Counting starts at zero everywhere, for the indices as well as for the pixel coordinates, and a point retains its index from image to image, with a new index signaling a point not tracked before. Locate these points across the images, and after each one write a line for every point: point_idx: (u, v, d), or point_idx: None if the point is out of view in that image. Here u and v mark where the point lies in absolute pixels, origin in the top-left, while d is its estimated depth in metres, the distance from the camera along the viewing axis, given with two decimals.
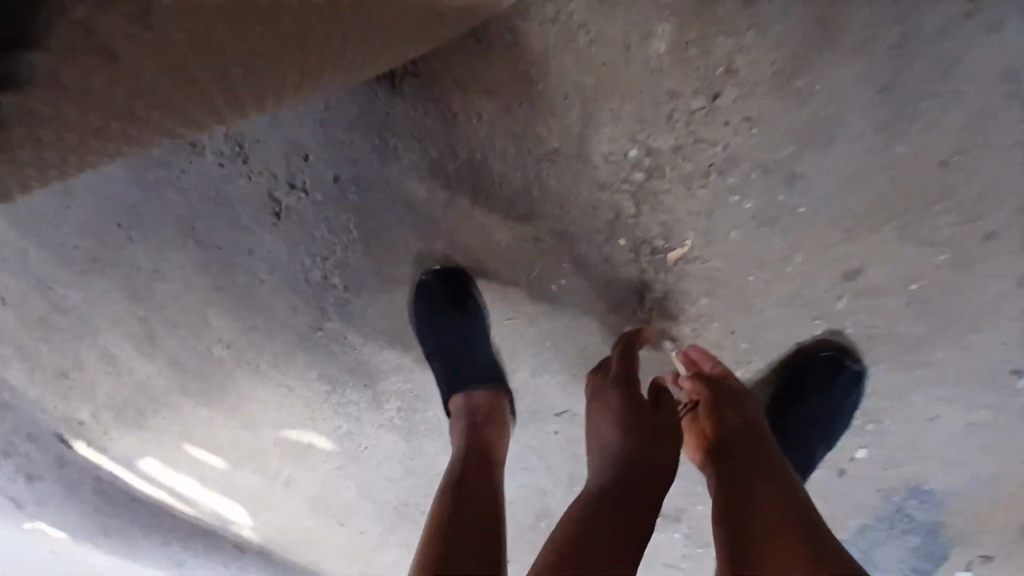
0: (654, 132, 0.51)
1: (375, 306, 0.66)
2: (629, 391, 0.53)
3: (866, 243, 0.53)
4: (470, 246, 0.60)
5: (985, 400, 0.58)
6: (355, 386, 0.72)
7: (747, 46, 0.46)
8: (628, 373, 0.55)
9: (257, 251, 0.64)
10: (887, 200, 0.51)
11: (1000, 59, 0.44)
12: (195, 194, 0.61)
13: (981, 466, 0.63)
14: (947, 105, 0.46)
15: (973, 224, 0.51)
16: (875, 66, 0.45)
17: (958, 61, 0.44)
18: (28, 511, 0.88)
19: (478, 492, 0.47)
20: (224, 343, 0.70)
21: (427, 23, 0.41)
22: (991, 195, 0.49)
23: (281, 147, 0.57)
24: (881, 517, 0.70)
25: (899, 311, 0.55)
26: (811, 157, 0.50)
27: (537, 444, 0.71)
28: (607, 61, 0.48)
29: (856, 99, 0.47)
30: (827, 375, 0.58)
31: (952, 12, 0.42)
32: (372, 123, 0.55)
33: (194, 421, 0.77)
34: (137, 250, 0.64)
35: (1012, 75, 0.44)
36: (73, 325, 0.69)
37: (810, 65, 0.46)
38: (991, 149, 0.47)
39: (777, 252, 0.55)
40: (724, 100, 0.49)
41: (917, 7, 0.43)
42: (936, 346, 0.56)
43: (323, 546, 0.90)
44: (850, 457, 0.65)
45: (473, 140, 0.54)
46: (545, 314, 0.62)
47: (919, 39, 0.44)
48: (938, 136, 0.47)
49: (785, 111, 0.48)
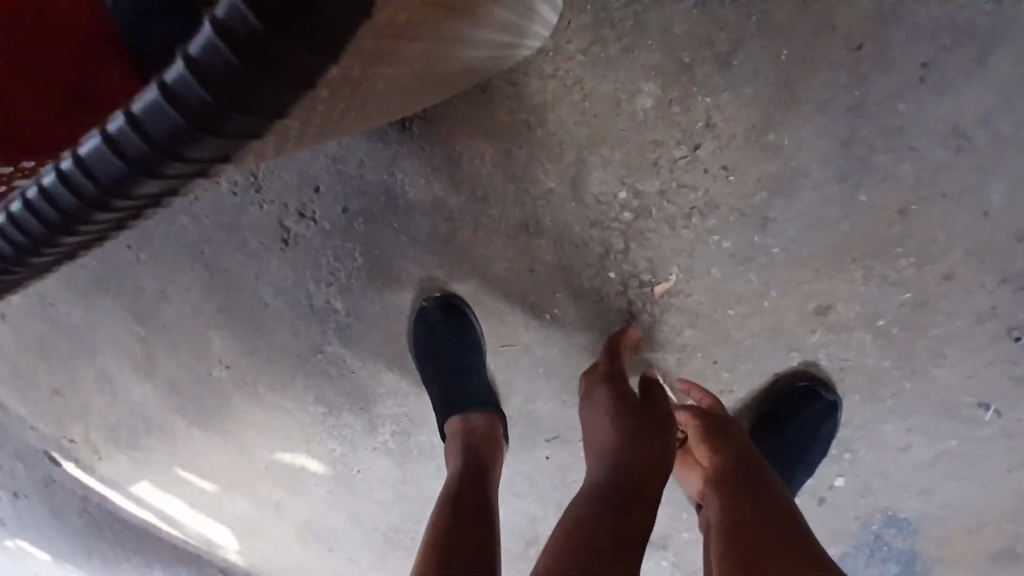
0: (641, 177, 0.58)
1: (374, 333, 0.70)
2: (616, 386, 0.57)
3: (836, 281, 0.61)
4: (466, 274, 0.65)
5: (949, 430, 0.66)
6: (352, 410, 0.76)
7: (724, 105, 0.55)
8: (615, 372, 0.59)
9: (264, 275, 0.69)
10: (851, 242, 0.59)
11: (945, 117, 0.53)
12: (207, 220, 0.67)
13: (949, 497, 0.70)
14: (899, 151, 0.55)
15: (930, 267, 0.59)
16: (839, 97, 0.53)
17: (906, 97, 0.53)
18: (10, 529, 0.94)
19: (471, 523, 0.51)
20: (226, 365, 0.77)
21: (427, 85, 0.47)
22: (937, 244, 0.58)
23: (294, 179, 0.63)
24: (860, 543, 0.75)
25: (868, 345, 0.63)
26: (781, 202, 0.58)
27: (528, 470, 0.76)
28: (600, 114, 0.56)
29: (817, 143, 0.55)
30: (805, 404, 0.64)
31: (897, 56, 0.52)
32: (382, 160, 0.60)
33: (200, 437, 0.86)
34: (158, 265, 0.72)
35: (953, 137, 0.54)
36: (112, 325, 0.79)
37: (780, 122, 0.55)
38: (941, 204, 0.57)
39: (755, 286, 0.62)
40: (704, 150, 0.57)
41: (866, 55, 0.52)
42: (898, 376, 0.64)
43: None
44: (828, 485, 0.72)
45: (474, 179, 0.60)
46: (539, 342, 0.67)
47: (875, 78, 0.53)
48: (897, 181, 0.56)
49: (757, 158, 0.56)
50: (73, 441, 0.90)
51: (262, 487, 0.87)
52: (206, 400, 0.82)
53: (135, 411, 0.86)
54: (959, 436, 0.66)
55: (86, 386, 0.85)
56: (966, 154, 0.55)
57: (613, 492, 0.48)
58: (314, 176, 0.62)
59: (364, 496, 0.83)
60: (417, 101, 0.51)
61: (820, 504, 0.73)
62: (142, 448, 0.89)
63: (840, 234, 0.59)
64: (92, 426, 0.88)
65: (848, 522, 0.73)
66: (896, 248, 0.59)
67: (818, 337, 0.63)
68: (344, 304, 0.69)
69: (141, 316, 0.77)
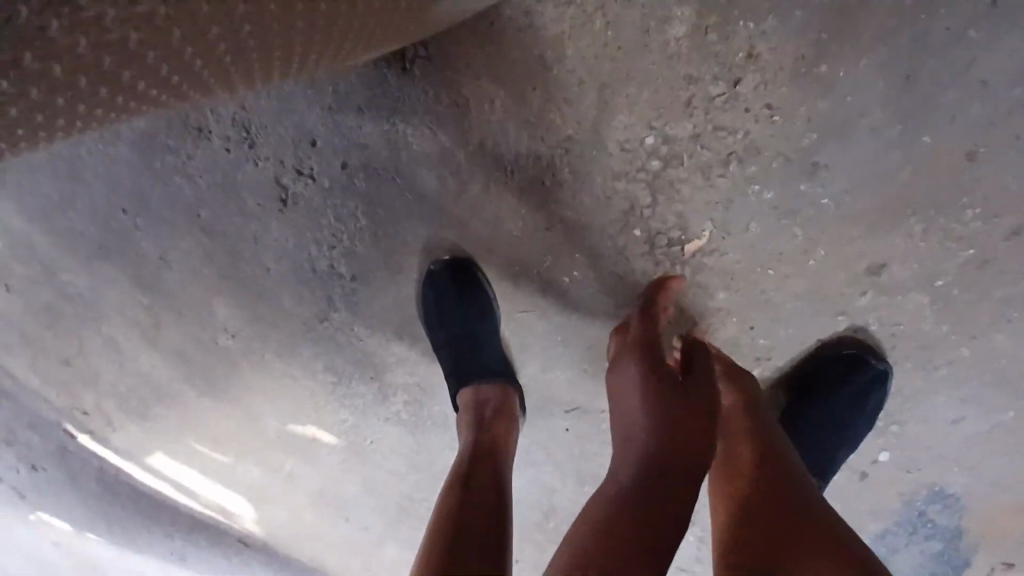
0: (671, 120, 0.52)
1: (381, 299, 0.66)
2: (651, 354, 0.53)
3: (888, 236, 0.55)
4: (478, 235, 0.60)
5: (1005, 397, 0.61)
6: (361, 380, 0.72)
7: (768, 33, 0.49)
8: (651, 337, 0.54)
9: (263, 238, 0.65)
10: (907, 189, 0.53)
11: (1019, 43, 0.47)
12: (202, 180, 0.63)
13: (1004, 472, 0.65)
14: (965, 81, 0.49)
15: (993, 219, 0.53)
16: (898, 20, 0.47)
17: (975, 21, 0.47)
18: (26, 500, 0.94)
19: (482, 494, 0.49)
20: (231, 333, 0.75)
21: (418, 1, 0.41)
22: (1003, 191, 0.52)
23: (289, 132, 0.58)
24: (900, 520, 0.70)
25: (921, 308, 0.58)
26: (831, 146, 0.52)
27: (546, 441, 0.72)
28: (624, 46, 0.50)
29: (873, 75, 0.49)
30: (849, 370, 0.59)
31: None
32: (383, 108, 0.55)
33: (210, 408, 0.84)
34: (155, 229, 0.68)
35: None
36: (114, 292, 0.76)
37: (830, 50, 0.49)
38: (1009, 146, 0.51)
39: (798, 243, 0.56)
40: (744, 87, 0.50)
41: None
42: (953, 341, 0.59)
43: (322, 545, 0.93)
44: (872, 460, 0.67)
45: (485, 128, 0.54)
46: (557, 307, 0.63)
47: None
48: (961, 118, 0.50)
49: (804, 95, 0.50)
50: (84, 413, 0.88)
51: (274, 457, 0.85)
52: (214, 369, 0.79)
53: (143, 380, 0.84)
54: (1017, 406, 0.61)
55: (93, 356, 0.83)
56: None
57: (656, 477, 0.45)
58: (312, 129, 0.57)
59: (377, 466, 0.80)
60: (410, 28, 0.46)
61: (861, 482, 0.69)
62: (154, 417, 0.87)
63: (894, 182, 0.53)
64: (103, 396, 0.87)
65: (891, 500, 0.69)
66: (957, 198, 0.53)
67: (866, 300, 0.58)
68: (349, 269, 0.65)
69: (142, 283, 0.74)
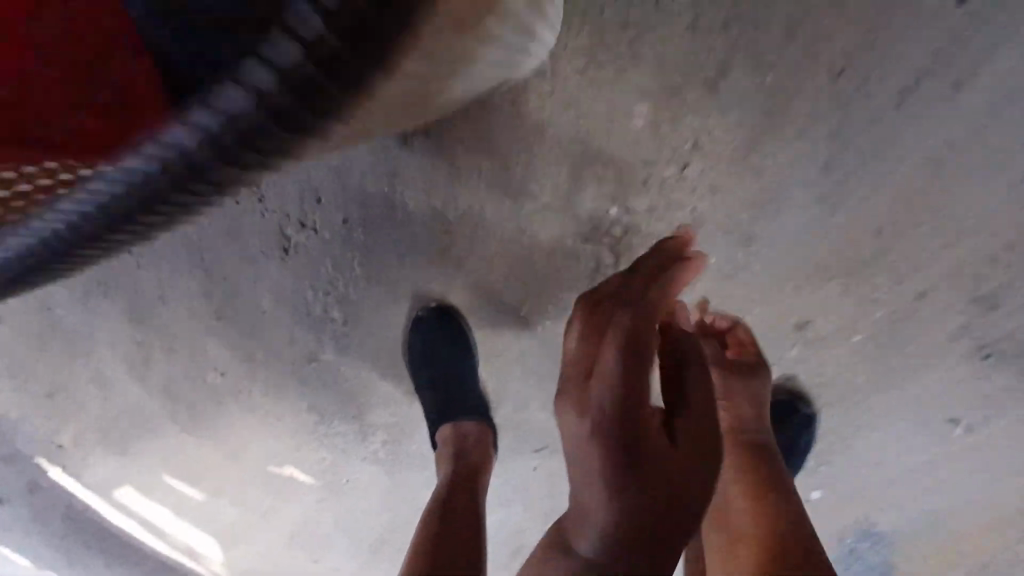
0: (631, 195, 0.61)
1: (368, 343, 0.72)
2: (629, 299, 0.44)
3: (816, 297, 0.64)
4: (461, 286, 0.67)
5: (919, 437, 0.70)
6: (344, 419, 0.77)
7: (712, 129, 0.57)
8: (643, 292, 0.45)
9: (262, 282, 0.70)
10: (830, 259, 0.62)
11: (921, 146, 0.56)
12: (209, 227, 0.69)
13: (919, 503, 0.75)
14: (877, 176, 0.58)
15: (903, 287, 0.62)
16: (821, 125, 0.56)
17: (886, 129, 0.56)
18: None
19: (458, 525, 0.53)
20: (222, 371, 0.79)
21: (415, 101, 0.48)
22: (910, 265, 0.61)
23: (295, 189, 0.64)
24: (837, 557, 0.83)
25: (844, 358, 0.67)
26: (765, 221, 0.61)
27: (516, 480, 0.77)
28: (592, 132, 0.58)
29: (799, 165, 0.58)
30: (785, 416, 0.69)
31: (876, 90, 0.54)
32: (381, 173, 0.62)
33: (191, 444, 0.86)
34: (158, 271, 0.73)
35: (929, 164, 0.57)
36: (109, 329, 0.80)
37: (764, 144, 0.57)
38: (915, 228, 0.60)
39: (736, 300, 0.65)
40: (692, 170, 0.59)
41: (848, 87, 0.54)
42: (871, 388, 0.68)
43: None
44: (807, 499, 0.78)
45: (471, 194, 0.62)
46: (530, 353, 0.69)
47: (856, 108, 0.55)
48: (874, 204, 0.59)
49: (743, 178, 0.59)
50: (62, 447, 0.89)
51: (252, 494, 0.87)
52: (201, 405, 0.82)
53: (128, 413, 0.86)
54: (930, 446, 0.70)
55: (78, 391, 0.85)
56: (941, 183, 0.57)
57: (643, 495, 0.38)
58: (314, 186, 0.64)
59: (353, 504, 0.83)
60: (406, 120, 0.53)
61: None
62: (134, 452, 0.89)
63: (819, 253, 0.62)
64: (84, 429, 0.88)
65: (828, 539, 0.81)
66: (872, 268, 0.62)
67: (795, 351, 0.67)
68: (341, 312, 0.70)
69: (138, 319, 0.78)
